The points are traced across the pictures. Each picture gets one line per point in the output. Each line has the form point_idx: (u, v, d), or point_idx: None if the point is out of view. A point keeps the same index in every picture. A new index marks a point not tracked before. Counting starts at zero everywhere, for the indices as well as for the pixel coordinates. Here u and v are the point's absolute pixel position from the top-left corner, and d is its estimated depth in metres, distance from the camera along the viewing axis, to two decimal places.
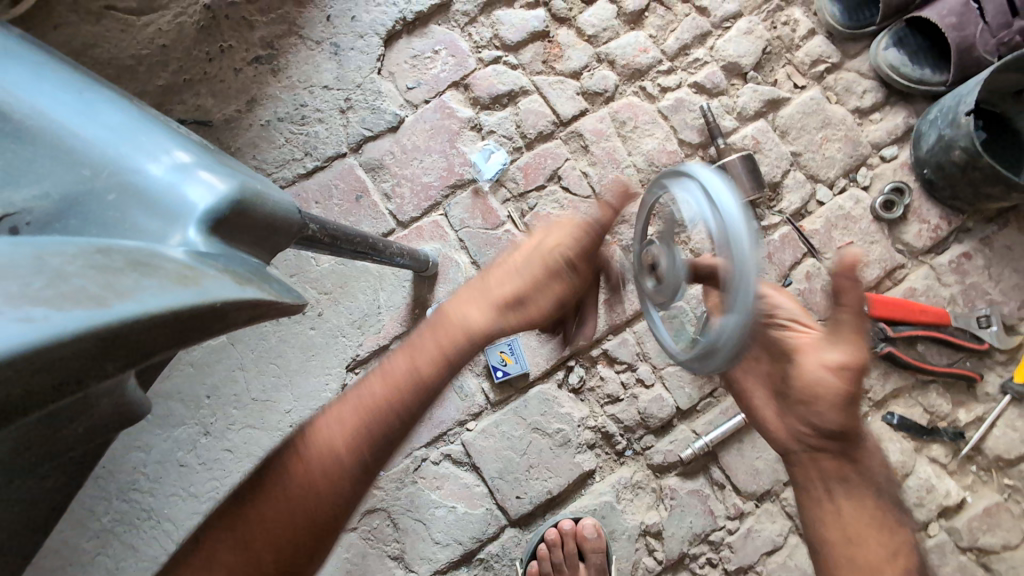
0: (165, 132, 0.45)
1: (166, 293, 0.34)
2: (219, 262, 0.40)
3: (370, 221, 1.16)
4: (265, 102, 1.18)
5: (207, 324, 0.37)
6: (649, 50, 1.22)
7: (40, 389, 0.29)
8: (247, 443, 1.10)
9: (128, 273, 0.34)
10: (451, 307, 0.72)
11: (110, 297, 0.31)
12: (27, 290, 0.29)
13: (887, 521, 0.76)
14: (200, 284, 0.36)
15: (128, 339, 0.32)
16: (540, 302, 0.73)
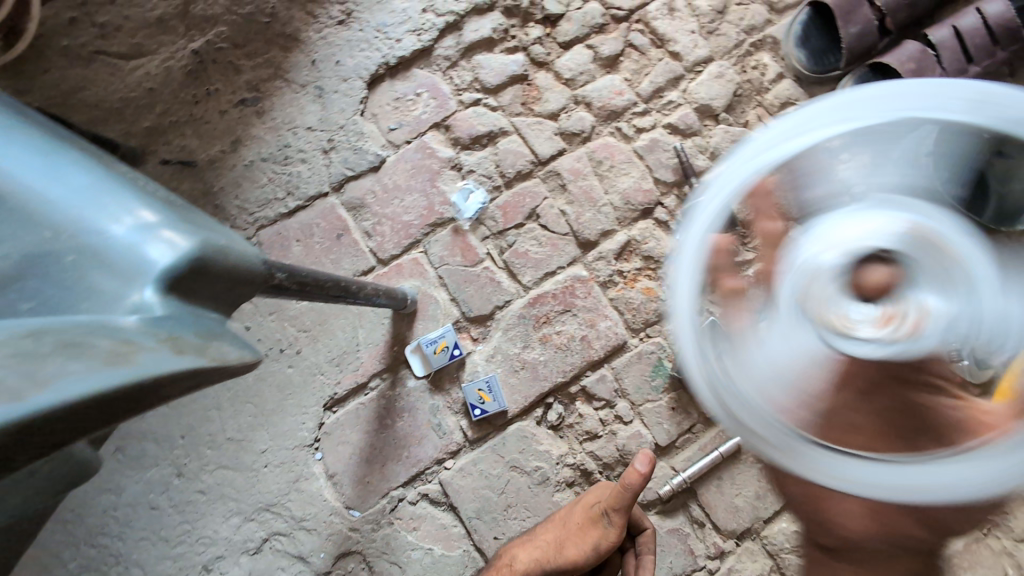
0: (129, 188, 0.46)
1: (86, 379, 0.33)
2: (161, 328, 0.39)
3: (351, 258, 1.18)
4: (249, 143, 1.21)
5: (134, 402, 0.36)
6: (624, 93, 1.26)
7: None
8: (220, 485, 1.08)
9: (52, 359, 0.34)
10: (521, 553, 0.94)
11: (27, 389, 0.32)
12: None
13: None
14: (128, 363, 0.36)
15: (42, 431, 0.32)
16: (578, 551, 0.89)
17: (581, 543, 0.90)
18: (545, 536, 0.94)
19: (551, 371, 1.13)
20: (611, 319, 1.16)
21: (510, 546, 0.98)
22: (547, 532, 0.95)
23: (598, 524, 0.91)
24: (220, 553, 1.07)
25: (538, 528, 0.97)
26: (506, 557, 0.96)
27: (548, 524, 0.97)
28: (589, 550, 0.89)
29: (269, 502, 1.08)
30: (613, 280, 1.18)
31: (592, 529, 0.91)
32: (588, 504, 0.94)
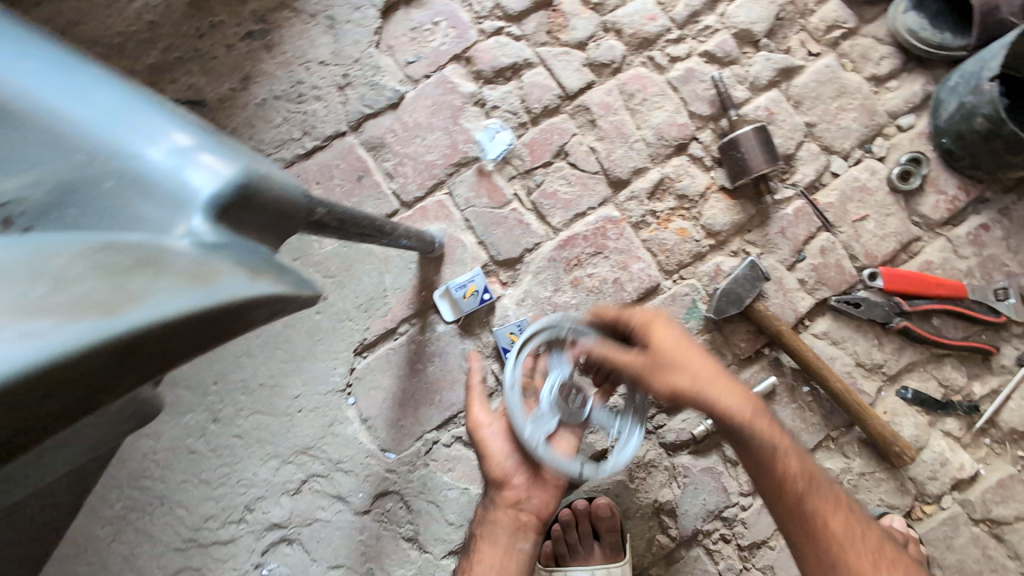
0: (163, 112, 0.42)
1: (177, 297, 0.32)
2: (231, 253, 0.37)
3: (374, 201, 1.13)
4: (260, 80, 1.14)
5: (221, 324, 0.35)
6: (657, 18, 1.17)
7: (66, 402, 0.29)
8: (256, 430, 1.09)
9: (137, 276, 0.32)
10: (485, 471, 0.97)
11: (121, 306, 0.30)
12: (41, 298, 0.29)
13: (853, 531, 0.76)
14: (211, 283, 0.34)
15: (140, 350, 0.31)
16: (499, 468, 0.96)
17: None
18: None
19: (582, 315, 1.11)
20: (644, 261, 1.12)
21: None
22: (483, 560, 0.92)
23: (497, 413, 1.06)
24: (260, 493, 1.08)
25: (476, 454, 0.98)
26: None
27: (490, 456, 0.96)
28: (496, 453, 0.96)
29: (306, 446, 1.09)
30: (645, 222, 1.14)
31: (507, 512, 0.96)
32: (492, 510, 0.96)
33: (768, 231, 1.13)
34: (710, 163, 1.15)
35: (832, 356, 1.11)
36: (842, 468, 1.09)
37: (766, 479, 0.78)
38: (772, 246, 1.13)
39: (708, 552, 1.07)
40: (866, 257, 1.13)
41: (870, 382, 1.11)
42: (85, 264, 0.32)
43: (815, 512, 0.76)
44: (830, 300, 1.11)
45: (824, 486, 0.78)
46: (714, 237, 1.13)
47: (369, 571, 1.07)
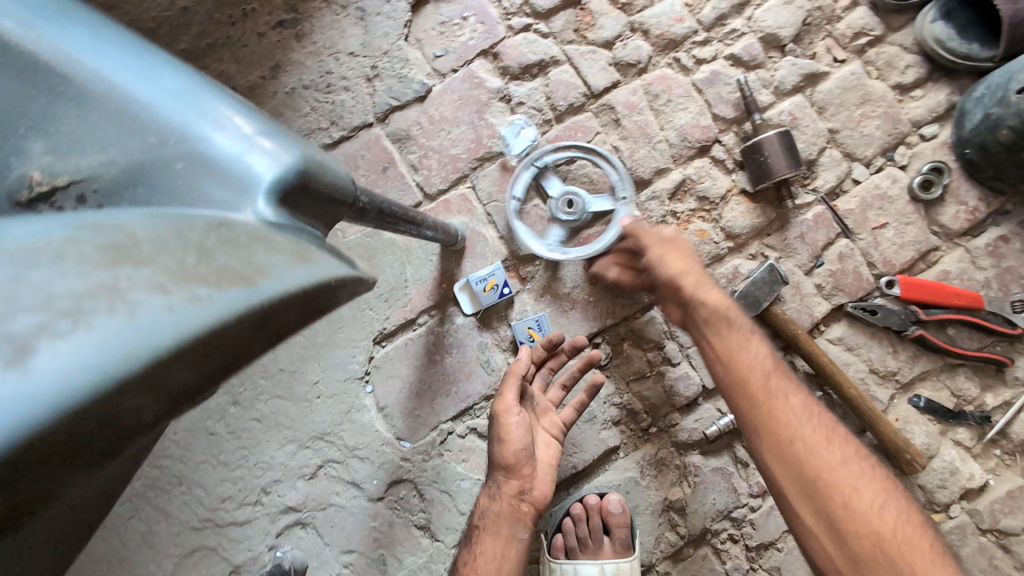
0: (225, 97, 0.44)
1: (294, 270, 0.37)
2: (312, 236, 0.42)
3: (397, 192, 1.15)
4: (290, 69, 1.15)
5: (319, 303, 0.40)
6: (684, 20, 1.18)
7: (206, 371, 0.34)
8: (275, 414, 1.11)
9: (256, 247, 0.37)
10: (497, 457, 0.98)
11: (255, 275, 0.35)
12: (184, 267, 0.34)
13: (814, 417, 0.82)
14: (314, 259, 0.40)
15: (269, 320, 0.36)
16: (511, 456, 0.97)
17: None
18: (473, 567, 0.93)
19: (601, 312, 1.12)
20: None
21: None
22: (487, 552, 0.94)
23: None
24: (276, 477, 1.10)
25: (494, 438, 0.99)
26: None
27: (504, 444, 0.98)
28: (512, 439, 0.97)
29: (323, 431, 1.10)
30: (666, 221, 1.15)
31: (514, 506, 0.96)
32: (499, 503, 0.97)
33: (788, 236, 1.14)
34: (732, 166, 1.15)
35: (846, 362, 1.12)
36: None
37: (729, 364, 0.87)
38: (790, 250, 1.13)
39: (715, 551, 1.08)
40: (884, 264, 1.14)
41: (883, 389, 1.12)
42: (211, 234, 0.36)
43: (775, 389, 0.84)
44: (846, 306, 1.12)
45: (789, 375, 0.86)
46: (733, 239, 1.14)
47: (381, 557, 1.09)
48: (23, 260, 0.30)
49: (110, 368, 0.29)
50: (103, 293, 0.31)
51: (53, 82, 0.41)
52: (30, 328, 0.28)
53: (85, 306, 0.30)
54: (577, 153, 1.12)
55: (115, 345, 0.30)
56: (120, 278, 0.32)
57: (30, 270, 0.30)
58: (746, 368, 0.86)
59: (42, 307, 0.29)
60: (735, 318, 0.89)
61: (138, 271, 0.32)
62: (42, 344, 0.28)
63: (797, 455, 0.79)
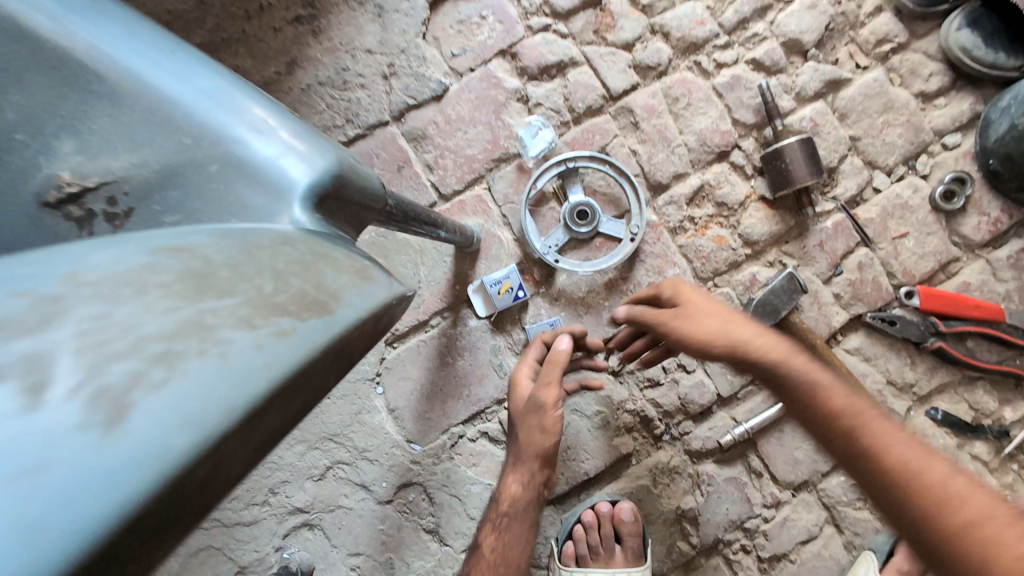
0: (258, 97, 0.43)
1: (366, 291, 0.37)
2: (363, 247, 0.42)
3: (412, 191, 1.12)
4: (306, 65, 1.14)
5: (385, 322, 0.40)
6: (706, 23, 1.14)
7: (291, 409, 0.33)
8: None
9: (324, 268, 0.37)
10: (538, 450, 0.93)
11: (331, 300, 0.35)
12: (265, 296, 0.33)
13: (915, 451, 0.61)
14: (378, 277, 0.39)
15: (347, 348, 0.36)
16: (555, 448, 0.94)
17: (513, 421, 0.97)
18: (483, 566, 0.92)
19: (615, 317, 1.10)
20: (679, 267, 1.11)
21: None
22: (513, 540, 0.94)
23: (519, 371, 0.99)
24: (285, 477, 1.09)
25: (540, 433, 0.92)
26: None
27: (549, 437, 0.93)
28: (543, 433, 0.92)
29: (332, 433, 1.09)
30: (683, 227, 1.12)
31: (522, 504, 0.95)
32: (509, 501, 0.96)
33: (807, 244, 1.11)
34: (752, 172, 1.13)
35: (863, 373, 1.11)
36: None
37: (811, 414, 0.66)
38: (809, 259, 1.11)
39: (727, 562, 1.07)
40: (904, 274, 1.12)
41: (900, 401, 1.10)
42: (280, 257, 0.36)
43: (867, 431, 0.63)
44: (865, 315, 1.10)
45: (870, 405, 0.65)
46: (752, 247, 1.12)
47: (389, 560, 1.08)
48: (104, 297, 0.30)
49: (206, 414, 0.28)
50: (191, 331, 0.30)
51: (82, 77, 0.40)
52: (123, 379, 0.28)
53: (176, 350, 0.29)
54: (610, 169, 1.10)
55: (211, 387, 0.29)
56: (206, 314, 0.31)
57: (116, 308, 0.30)
58: (828, 406, 0.65)
59: (131, 357, 0.28)
60: (790, 355, 0.69)
61: (223, 304, 0.32)
62: (136, 398, 0.27)
63: (947, 521, 0.56)
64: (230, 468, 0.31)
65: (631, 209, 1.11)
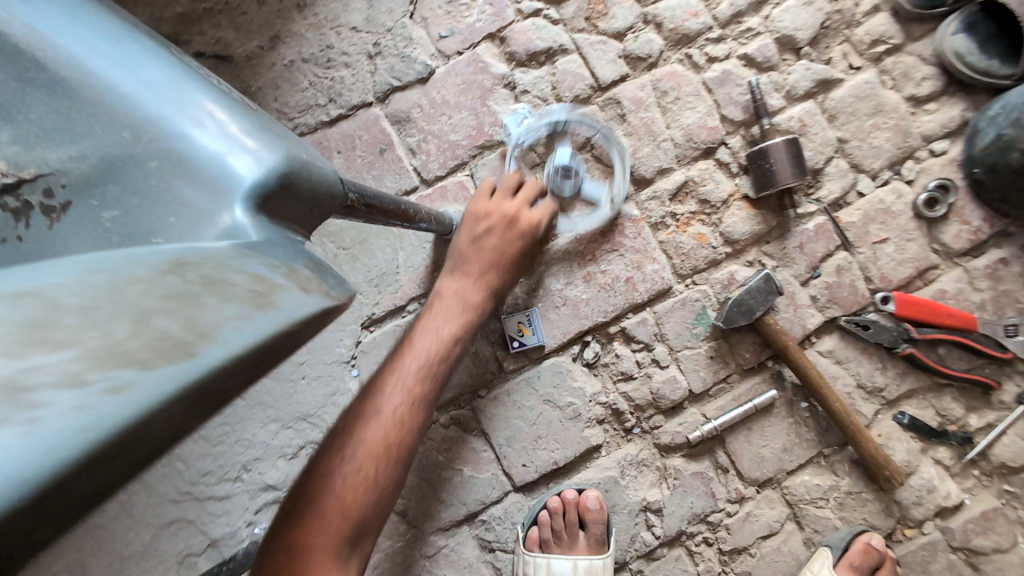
0: (210, 89, 0.43)
1: (247, 326, 0.34)
2: (280, 258, 0.39)
3: (393, 175, 1.12)
4: (290, 41, 1.12)
5: (276, 355, 0.36)
6: (699, 15, 1.14)
7: (132, 462, 0.31)
8: (259, 392, 1.10)
9: (204, 297, 0.33)
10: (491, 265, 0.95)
11: (196, 342, 0.32)
12: (113, 343, 0.30)
13: None
14: (275, 304, 0.36)
15: (213, 391, 0.33)
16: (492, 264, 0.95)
17: (493, 249, 0.96)
18: (412, 386, 0.81)
19: (592, 310, 1.10)
20: (658, 262, 1.11)
21: (331, 451, 0.77)
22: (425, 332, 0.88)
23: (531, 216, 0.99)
24: (258, 454, 1.10)
25: (501, 255, 0.95)
26: (348, 462, 0.75)
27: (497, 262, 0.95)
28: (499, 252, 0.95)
29: (307, 413, 1.10)
30: (665, 223, 1.12)
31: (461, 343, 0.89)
32: (451, 335, 0.88)
33: (786, 245, 1.12)
34: (736, 169, 1.13)
35: (834, 375, 1.12)
36: (830, 485, 1.10)
37: None
38: (787, 260, 1.12)
39: (689, 553, 1.10)
40: (881, 279, 1.12)
41: (867, 405, 1.12)
42: (152, 292, 0.33)
43: None
44: (839, 319, 1.11)
45: None
46: (731, 245, 1.12)
47: None
48: None
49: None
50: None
51: (26, 65, 0.41)
52: None
53: None
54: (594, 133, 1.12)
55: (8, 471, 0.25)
56: (25, 373, 0.27)
57: None
58: None
59: None
60: None
61: (52, 358, 0.28)
62: None
63: None
64: (34, 539, 0.28)
65: (615, 170, 1.11)
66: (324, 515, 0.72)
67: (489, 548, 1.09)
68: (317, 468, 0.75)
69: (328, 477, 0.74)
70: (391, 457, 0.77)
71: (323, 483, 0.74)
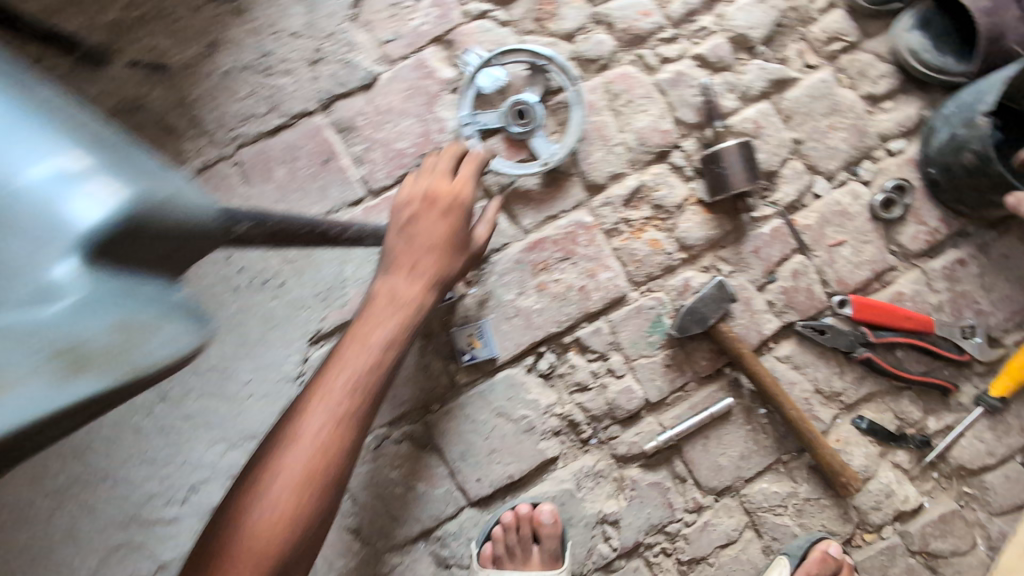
0: (77, 140, 0.48)
1: None
2: (64, 335, 0.39)
3: (339, 186, 1.06)
4: (225, 47, 1.07)
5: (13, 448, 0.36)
6: (651, 15, 1.11)
7: None
8: (203, 413, 1.05)
9: None
10: (425, 255, 0.82)
11: None
12: None
13: None
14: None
15: None
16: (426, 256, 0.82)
17: (423, 238, 0.84)
18: (342, 402, 0.70)
19: (545, 321, 1.07)
20: (612, 270, 1.08)
21: (249, 483, 0.68)
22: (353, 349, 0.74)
23: (464, 187, 0.88)
24: (204, 477, 1.05)
25: (433, 244, 0.83)
26: (265, 499, 0.67)
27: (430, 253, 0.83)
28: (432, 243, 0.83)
29: (254, 433, 1.05)
30: (619, 229, 1.08)
31: (405, 343, 0.76)
32: (389, 336, 0.75)
33: (742, 249, 1.09)
34: (690, 173, 1.09)
35: (793, 380, 1.10)
36: (788, 492, 1.09)
37: None
38: (743, 265, 1.09)
39: (647, 564, 1.08)
40: (839, 283, 1.10)
41: (826, 410, 1.10)
42: None
43: None
44: (796, 324, 1.09)
45: None
46: (688, 250, 1.09)
47: None
48: None
49: None
50: None
51: None
52: None
53: None
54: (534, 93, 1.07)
55: None
56: None
57: None
58: None
59: None
60: None
61: None
62: None
63: None
64: None
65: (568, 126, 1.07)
66: (236, 558, 0.65)
67: (445, 565, 1.08)
68: (237, 495, 0.68)
69: (243, 513, 0.67)
70: (315, 487, 0.68)
71: (236, 523, 0.66)
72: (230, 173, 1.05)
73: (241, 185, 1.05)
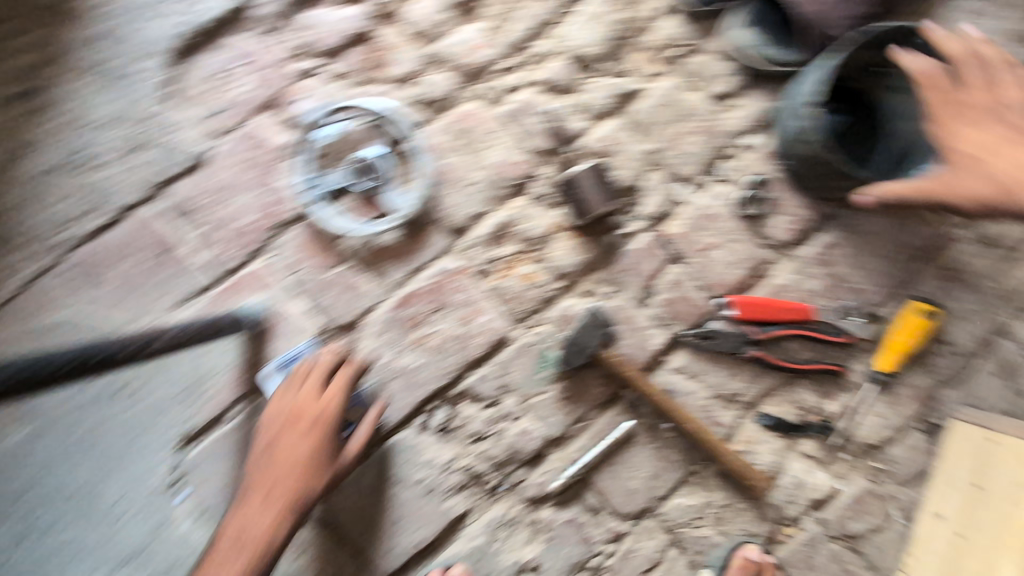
0: None
1: None
2: None
3: (182, 276, 1.00)
4: (31, 149, 0.98)
5: None
6: (485, 47, 1.08)
7: None
8: (72, 544, 0.96)
9: None
10: (284, 480, 0.92)
11: None
12: None
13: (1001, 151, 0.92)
14: None
15: None
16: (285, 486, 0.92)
17: (284, 460, 0.93)
18: None
19: (429, 376, 1.03)
20: (488, 313, 1.05)
21: None
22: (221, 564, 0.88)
23: (330, 402, 0.94)
24: None
25: (290, 475, 0.92)
26: None
27: (289, 478, 0.92)
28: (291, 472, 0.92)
29: (132, 554, 0.97)
30: (489, 270, 1.05)
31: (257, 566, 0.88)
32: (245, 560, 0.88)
33: (616, 269, 1.08)
34: (552, 202, 1.07)
35: (689, 391, 1.08)
36: (703, 503, 1.08)
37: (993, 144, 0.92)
38: (619, 284, 1.08)
39: None
40: (717, 285, 1.10)
41: (726, 413, 1.09)
42: None
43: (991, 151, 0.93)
44: (681, 334, 1.08)
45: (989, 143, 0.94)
46: (562, 279, 1.06)
47: None
48: None
49: None
50: None
51: None
52: None
53: None
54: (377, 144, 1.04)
55: None
56: None
57: None
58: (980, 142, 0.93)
59: None
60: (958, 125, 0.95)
61: None
62: None
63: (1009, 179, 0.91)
64: None
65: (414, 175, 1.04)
66: None
67: None
68: None
69: None
70: None
71: None
72: (59, 285, 0.98)
73: (71, 297, 0.97)
